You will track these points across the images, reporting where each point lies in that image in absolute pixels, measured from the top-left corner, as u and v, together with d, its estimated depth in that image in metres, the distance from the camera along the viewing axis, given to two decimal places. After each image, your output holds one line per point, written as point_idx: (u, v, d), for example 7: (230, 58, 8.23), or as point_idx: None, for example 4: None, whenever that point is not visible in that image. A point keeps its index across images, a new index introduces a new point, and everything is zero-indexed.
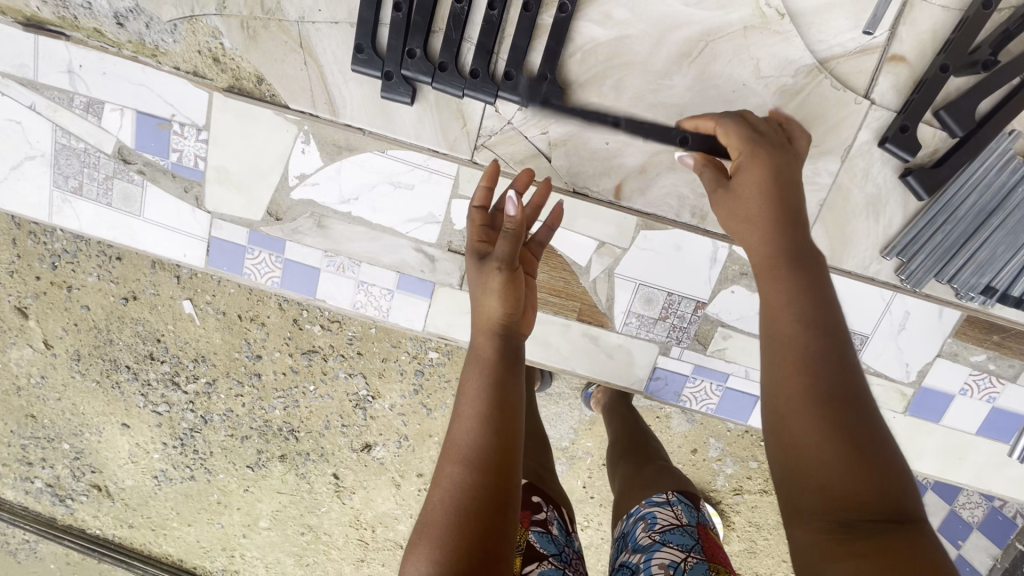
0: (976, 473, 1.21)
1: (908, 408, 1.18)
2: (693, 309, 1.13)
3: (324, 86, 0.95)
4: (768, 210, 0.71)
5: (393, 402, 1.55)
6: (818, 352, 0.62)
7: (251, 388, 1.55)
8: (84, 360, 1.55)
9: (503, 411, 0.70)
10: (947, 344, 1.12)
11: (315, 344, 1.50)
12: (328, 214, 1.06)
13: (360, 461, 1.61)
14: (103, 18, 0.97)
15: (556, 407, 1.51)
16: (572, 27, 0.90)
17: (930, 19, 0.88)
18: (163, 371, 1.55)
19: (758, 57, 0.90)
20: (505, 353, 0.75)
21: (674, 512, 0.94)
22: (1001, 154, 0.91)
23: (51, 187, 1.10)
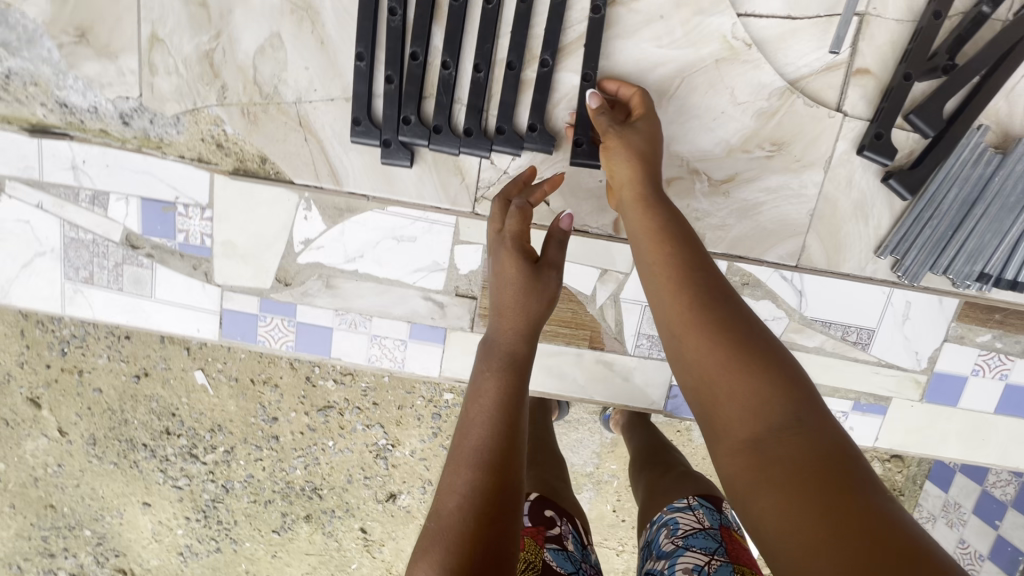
0: (998, 450, 1.23)
1: (924, 396, 1.20)
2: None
3: (326, 158, 0.99)
4: (643, 155, 0.82)
5: (414, 448, 1.56)
6: (705, 289, 0.70)
7: (270, 451, 1.56)
8: (100, 443, 1.55)
9: (511, 412, 0.77)
10: (952, 329, 1.15)
11: (330, 399, 1.51)
12: (337, 274, 1.09)
13: (386, 512, 1.60)
14: (108, 118, 1.01)
15: (576, 434, 1.53)
16: (555, 78, 0.94)
17: (886, 33, 0.94)
18: (181, 444, 1.55)
19: (733, 85, 0.94)
20: (523, 360, 0.84)
21: (697, 515, 0.96)
22: (974, 148, 0.96)
23: (62, 280, 1.12)
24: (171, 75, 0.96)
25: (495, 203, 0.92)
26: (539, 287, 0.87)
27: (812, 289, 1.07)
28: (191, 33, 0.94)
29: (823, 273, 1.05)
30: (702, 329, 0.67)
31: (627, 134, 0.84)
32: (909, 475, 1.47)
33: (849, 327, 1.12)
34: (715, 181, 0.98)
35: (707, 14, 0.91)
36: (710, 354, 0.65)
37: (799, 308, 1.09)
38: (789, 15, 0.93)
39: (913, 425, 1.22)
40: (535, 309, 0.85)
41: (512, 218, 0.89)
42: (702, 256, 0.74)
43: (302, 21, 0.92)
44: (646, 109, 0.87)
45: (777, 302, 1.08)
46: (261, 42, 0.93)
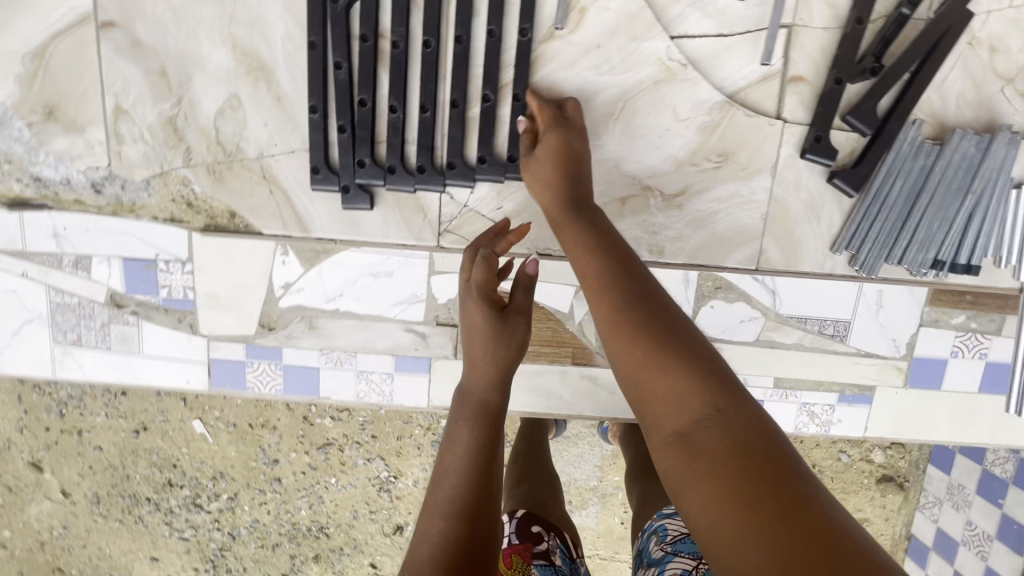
0: (987, 429, 1.24)
1: (907, 381, 1.21)
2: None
3: (292, 208, 1.03)
4: (557, 178, 0.89)
5: (416, 477, 1.58)
6: (631, 297, 0.75)
7: (274, 494, 1.57)
8: (104, 501, 1.57)
9: (477, 458, 0.86)
10: (926, 313, 1.17)
11: (328, 437, 1.53)
12: (318, 314, 1.12)
13: (394, 544, 1.62)
14: (80, 187, 1.05)
15: (577, 449, 1.58)
16: (499, 113, 0.97)
17: (815, 41, 0.98)
18: (184, 495, 1.56)
19: (674, 104, 0.98)
20: (495, 411, 0.90)
21: (684, 522, 1.03)
22: (912, 142, 0.99)
23: (51, 344, 1.15)
24: (138, 143, 1.00)
25: (464, 255, 0.97)
26: (506, 334, 0.92)
27: (785, 287, 1.11)
28: (152, 101, 0.97)
29: (794, 273, 1.08)
30: (632, 336, 0.72)
31: (535, 162, 0.91)
32: (912, 460, 1.48)
33: (824, 321, 1.15)
34: (669, 195, 1.02)
35: (641, 40, 0.96)
36: (637, 359, 0.71)
37: (774, 306, 1.12)
38: (720, 34, 0.97)
39: (900, 412, 1.24)
40: (504, 356, 0.91)
41: (477, 270, 0.93)
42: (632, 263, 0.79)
43: (257, 82, 0.96)
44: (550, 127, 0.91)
45: (751, 301, 1.12)
46: (220, 104, 0.97)
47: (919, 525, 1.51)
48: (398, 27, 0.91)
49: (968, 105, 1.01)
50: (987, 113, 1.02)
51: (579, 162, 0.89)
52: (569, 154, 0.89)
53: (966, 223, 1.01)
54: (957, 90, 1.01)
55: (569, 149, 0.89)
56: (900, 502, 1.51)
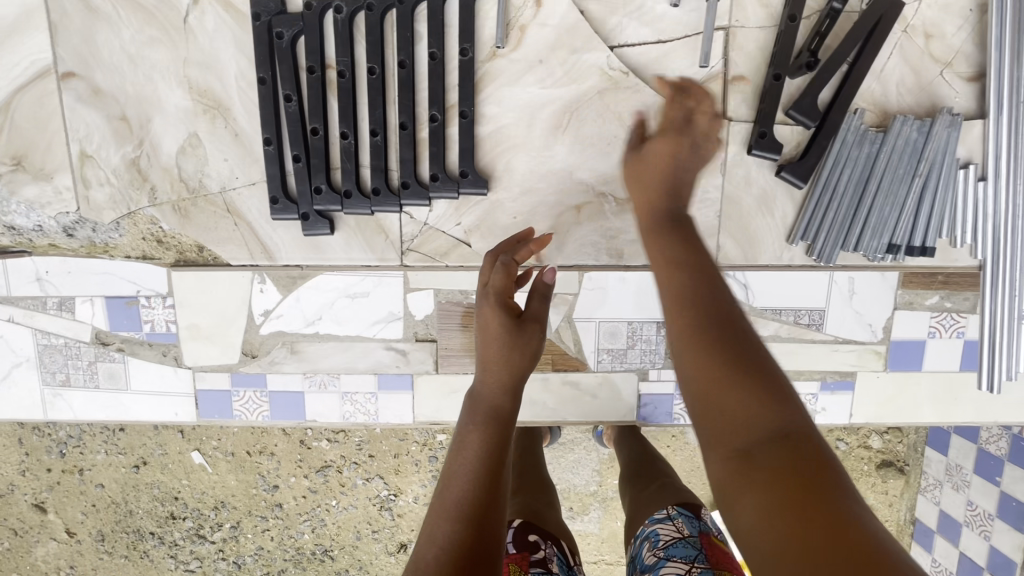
0: (972, 408, 1.25)
1: (887, 365, 1.22)
2: (655, 330, 1.20)
3: (257, 238, 1.05)
4: (658, 183, 0.87)
5: (416, 494, 1.59)
6: (703, 308, 0.73)
7: (276, 520, 1.59)
8: (108, 538, 1.59)
9: (490, 465, 0.81)
10: (899, 297, 1.19)
11: (326, 459, 1.55)
12: (299, 339, 1.14)
13: (400, 562, 1.63)
14: (54, 233, 1.08)
15: (575, 454, 1.59)
16: (448, 131, 1.00)
17: (751, 40, 1.01)
18: (187, 527, 1.58)
19: (620, 111, 1.01)
20: (501, 415, 0.88)
21: (676, 525, 1.03)
22: (857, 131, 1.01)
23: (41, 385, 1.18)
24: (104, 186, 1.03)
25: (484, 261, 0.96)
26: (521, 341, 0.91)
27: (756, 281, 1.12)
28: (116, 145, 1.01)
29: (762, 267, 1.11)
30: (701, 346, 0.70)
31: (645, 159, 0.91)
32: (909, 443, 1.49)
33: (799, 311, 1.17)
34: (622, 199, 1.04)
35: (582, 52, 0.99)
36: (701, 368, 0.68)
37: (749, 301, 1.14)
38: (658, 40, 1.00)
39: (883, 396, 1.24)
40: (519, 363, 0.90)
41: (496, 272, 0.93)
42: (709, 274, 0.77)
43: (215, 119, 1.00)
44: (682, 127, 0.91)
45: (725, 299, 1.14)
46: (181, 143, 1.01)
47: (923, 508, 1.50)
48: (342, 57, 0.95)
49: (909, 92, 1.04)
50: (929, 97, 1.04)
51: (695, 162, 0.89)
52: (677, 157, 0.88)
53: (918, 207, 1.03)
54: (897, 77, 1.03)
55: (685, 148, 0.89)
56: (902, 485, 1.51)
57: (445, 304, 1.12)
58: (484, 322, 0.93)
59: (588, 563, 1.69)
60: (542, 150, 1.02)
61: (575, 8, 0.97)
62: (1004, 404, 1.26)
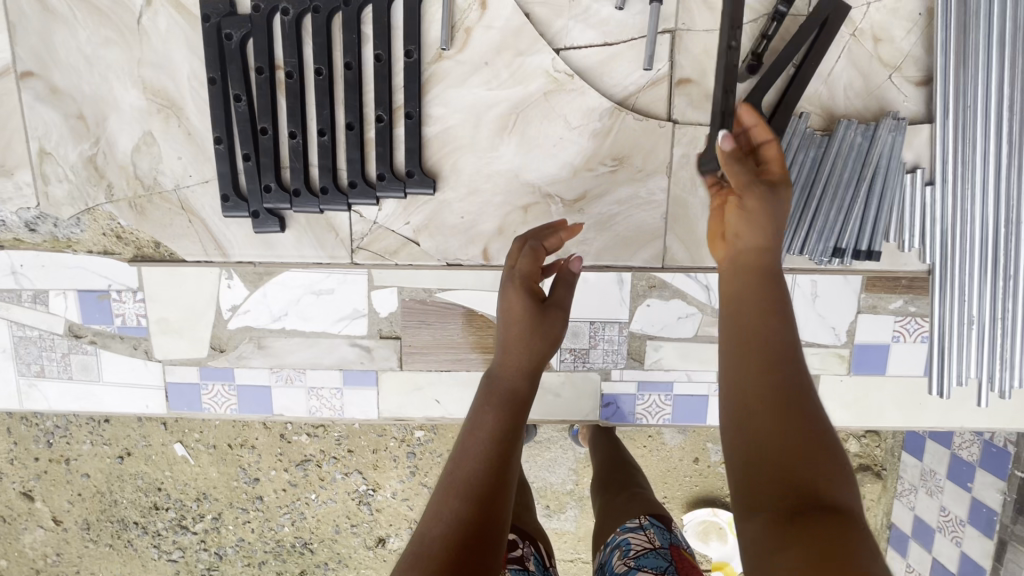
0: (938, 413, 1.25)
1: (851, 368, 1.23)
2: (618, 331, 1.21)
3: (210, 234, 1.08)
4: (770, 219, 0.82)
5: (394, 489, 1.61)
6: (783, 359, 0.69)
7: (257, 512, 1.62)
8: (93, 527, 1.62)
9: (505, 444, 0.82)
10: (863, 300, 1.19)
11: (306, 453, 1.57)
12: (265, 334, 1.17)
13: (378, 557, 1.65)
14: (18, 228, 1.11)
15: (550, 453, 1.60)
16: (395, 131, 1.02)
17: (696, 43, 1.02)
18: (169, 517, 1.62)
19: (565, 113, 1.02)
20: (518, 397, 0.88)
21: (648, 535, 1.05)
22: (802, 134, 1.01)
23: (17, 376, 1.22)
24: (65, 182, 1.06)
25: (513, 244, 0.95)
26: (542, 327, 0.91)
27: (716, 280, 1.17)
28: (75, 142, 1.04)
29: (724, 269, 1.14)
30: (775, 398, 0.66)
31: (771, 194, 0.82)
32: (887, 448, 1.49)
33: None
34: (569, 201, 1.05)
35: (527, 55, 1.00)
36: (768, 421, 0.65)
37: (709, 302, 1.19)
38: (603, 43, 1.01)
39: (848, 399, 1.25)
40: (541, 347, 0.90)
41: (521, 257, 0.92)
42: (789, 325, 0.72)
43: (169, 118, 1.02)
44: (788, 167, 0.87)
45: (687, 299, 1.19)
46: (137, 141, 1.03)
47: (898, 513, 1.50)
48: (290, 59, 0.97)
49: (856, 95, 1.04)
50: (877, 101, 1.04)
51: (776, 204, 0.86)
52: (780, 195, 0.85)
53: (863, 211, 1.02)
54: (845, 81, 1.04)
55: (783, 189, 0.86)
56: (879, 490, 1.52)
57: (409, 301, 1.14)
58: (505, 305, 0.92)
59: (565, 561, 1.71)
60: (489, 151, 1.03)
61: (520, 11, 0.99)
62: (971, 410, 1.25)
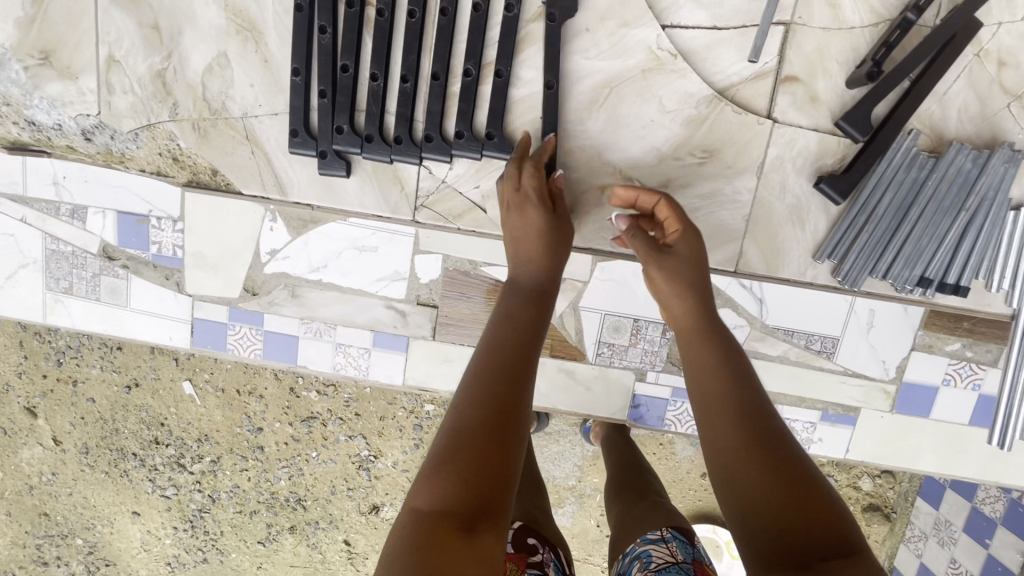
0: (977, 465, 1.19)
1: (894, 406, 1.17)
2: (660, 334, 1.24)
3: (272, 171, 1.03)
4: (693, 258, 0.89)
5: (396, 459, 1.58)
6: (749, 422, 0.73)
7: (255, 461, 1.59)
8: (93, 452, 1.60)
9: (533, 344, 0.81)
10: (919, 337, 1.12)
11: (313, 410, 1.54)
12: (301, 283, 1.12)
13: (369, 524, 1.62)
14: (73, 136, 1.07)
15: (558, 446, 1.56)
16: (480, 89, 0.97)
17: (811, 40, 0.96)
18: (169, 454, 1.59)
19: (661, 95, 0.96)
20: (542, 304, 0.87)
21: (670, 549, 1.00)
22: (906, 153, 0.95)
23: (44, 290, 1.18)
24: (127, 94, 1.01)
25: (508, 166, 0.95)
26: (558, 226, 0.92)
27: (773, 298, 1.08)
28: (144, 54, 0.99)
29: (784, 282, 1.06)
30: (754, 466, 0.70)
31: (666, 260, 0.88)
32: (901, 491, 1.41)
33: (812, 336, 1.12)
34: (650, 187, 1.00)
35: (632, 27, 0.94)
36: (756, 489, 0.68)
37: (760, 315, 1.10)
38: (714, 26, 0.95)
39: (885, 436, 1.19)
40: (559, 244, 0.90)
41: (529, 172, 0.93)
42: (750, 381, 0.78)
43: (246, 42, 0.97)
44: (682, 224, 0.91)
45: (738, 310, 1.09)
46: (209, 63, 0.99)
47: (903, 560, 1.43)
48: None
49: (970, 120, 0.97)
50: (990, 129, 0.97)
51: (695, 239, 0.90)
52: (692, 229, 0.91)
53: (958, 243, 0.96)
54: (960, 102, 0.97)
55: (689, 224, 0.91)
56: (886, 532, 1.45)
57: (451, 270, 1.09)
58: (519, 219, 0.91)
59: None
60: (574, 124, 0.98)
61: None
62: (1013, 468, 1.19)
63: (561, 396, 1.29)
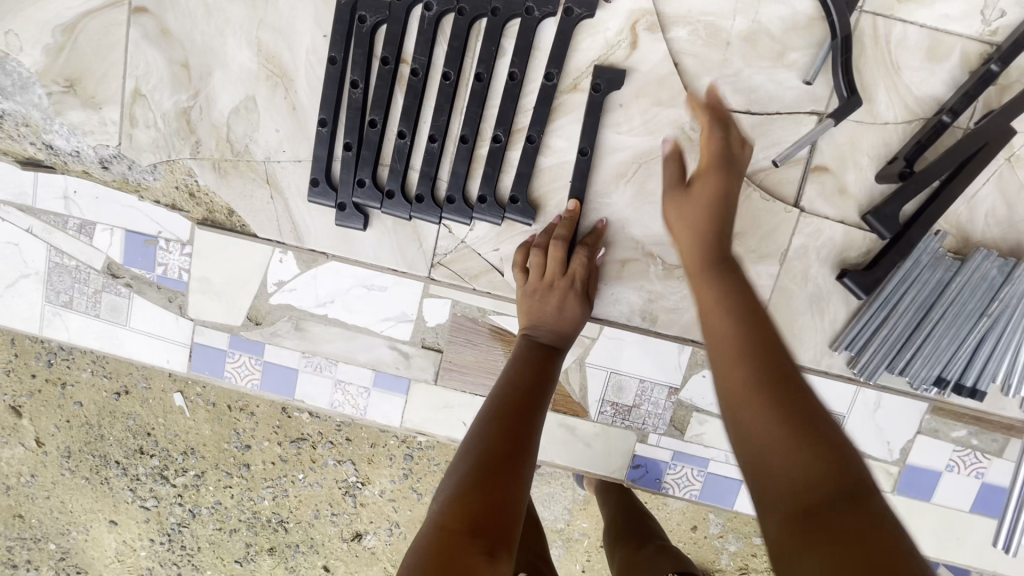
0: (975, 554, 1.14)
1: (896, 487, 1.13)
2: (666, 396, 1.13)
3: (290, 218, 1.02)
4: (716, 172, 0.80)
5: (383, 488, 1.51)
6: (738, 345, 0.65)
7: (240, 479, 1.53)
8: (74, 457, 1.55)
9: (543, 388, 0.88)
10: (926, 421, 1.09)
11: (303, 432, 1.48)
12: (306, 316, 1.10)
13: (350, 551, 1.56)
14: (89, 163, 1.05)
15: (547, 487, 1.43)
16: (506, 155, 0.96)
17: (845, 132, 0.96)
18: (152, 465, 1.54)
19: (689, 174, 0.96)
20: (559, 360, 0.94)
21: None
22: (932, 254, 0.94)
23: (44, 301, 1.16)
24: (150, 128, 1.00)
25: (562, 244, 0.93)
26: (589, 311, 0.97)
27: None
28: (172, 89, 0.98)
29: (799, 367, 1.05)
30: (754, 391, 0.60)
31: (683, 200, 0.82)
32: None
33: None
34: (671, 264, 1.00)
35: (666, 105, 0.94)
36: (750, 408, 0.59)
37: None
38: (747, 110, 0.95)
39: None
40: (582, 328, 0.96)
41: (577, 253, 0.95)
42: (747, 297, 0.71)
43: (276, 88, 0.97)
44: (715, 144, 0.81)
45: None
46: (236, 104, 0.98)
47: None
48: (419, 56, 0.92)
49: (996, 224, 0.96)
50: (1017, 235, 0.96)
51: (724, 149, 0.81)
52: (722, 142, 0.81)
53: (976, 347, 0.95)
54: (988, 205, 0.96)
55: (724, 128, 0.82)
56: None
57: (459, 317, 1.08)
58: (557, 298, 0.94)
59: None
60: (600, 196, 0.98)
61: (670, 59, 0.92)
62: (1015, 561, 1.15)
63: (557, 452, 1.18)
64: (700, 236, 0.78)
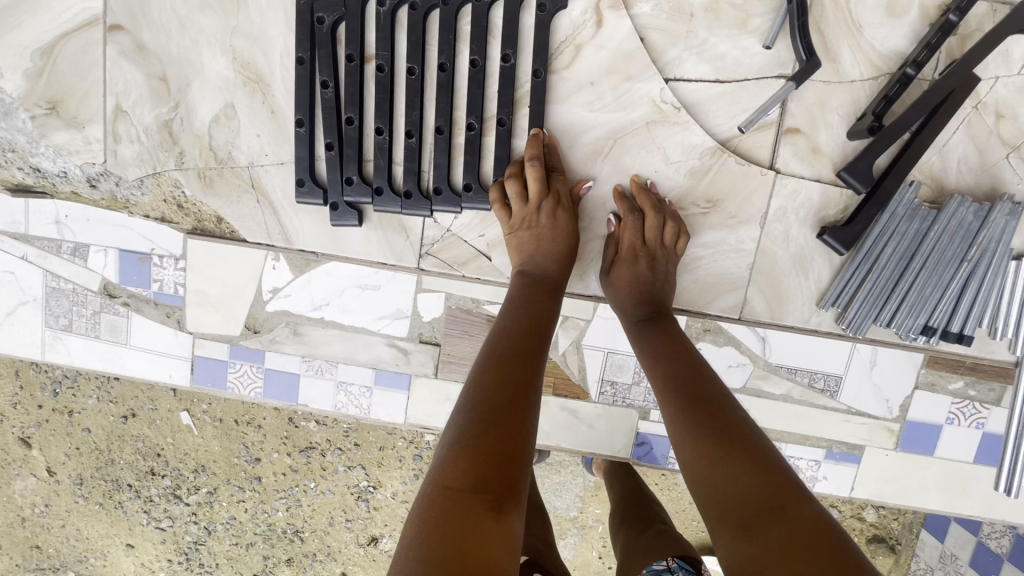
0: (984, 505, 1.15)
1: (898, 444, 1.14)
2: None
3: (278, 221, 1.04)
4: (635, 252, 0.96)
5: (395, 490, 1.52)
6: (661, 365, 0.87)
7: (252, 492, 1.54)
8: (86, 483, 1.57)
9: (542, 331, 0.88)
10: (922, 376, 1.11)
11: (312, 441, 1.50)
12: (303, 320, 1.12)
13: (368, 556, 1.57)
14: (78, 182, 1.07)
15: (558, 477, 1.43)
16: (484, 140, 0.98)
17: (815, 93, 0.97)
18: (164, 485, 1.55)
19: (665, 146, 0.98)
20: (557, 295, 0.94)
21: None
22: (908, 205, 0.96)
23: (43, 327, 1.17)
24: (134, 143, 1.02)
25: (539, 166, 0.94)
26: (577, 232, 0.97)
27: (775, 335, 1.08)
28: (152, 104, 1.00)
29: (791, 330, 1.07)
30: (672, 386, 0.84)
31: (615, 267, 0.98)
32: (906, 522, 1.32)
33: (815, 374, 1.11)
34: None
35: (636, 80, 0.96)
36: (677, 410, 0.81)
37: (764, 354, 1.09)
38: (716, 79, 0.97)
39: (889, 476, 1.16)
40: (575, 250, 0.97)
41: (560, 177, 0.97)
42: (667, 329, 0.92)
43: (253, 93, 0.99)
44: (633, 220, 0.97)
45: (741, 348, 1.10)
46: (217, 113, 1.00)
47: None
48: (382, 51, 0.94)
49: (969, 171, 0.98)
50: (990, 180, 0.98)
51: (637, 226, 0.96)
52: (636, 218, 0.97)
53: (960, 293, 0.97)
54: (960, 153, 0.98)
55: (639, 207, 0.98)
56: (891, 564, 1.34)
57: (454, 308, 1.09)
58: (547, 219, 0.94)
59: None
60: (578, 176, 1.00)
61: (636, 34, 0.94)
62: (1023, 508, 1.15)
63: (562, 435, 1.19)
64: (633, 297, 0.96)
